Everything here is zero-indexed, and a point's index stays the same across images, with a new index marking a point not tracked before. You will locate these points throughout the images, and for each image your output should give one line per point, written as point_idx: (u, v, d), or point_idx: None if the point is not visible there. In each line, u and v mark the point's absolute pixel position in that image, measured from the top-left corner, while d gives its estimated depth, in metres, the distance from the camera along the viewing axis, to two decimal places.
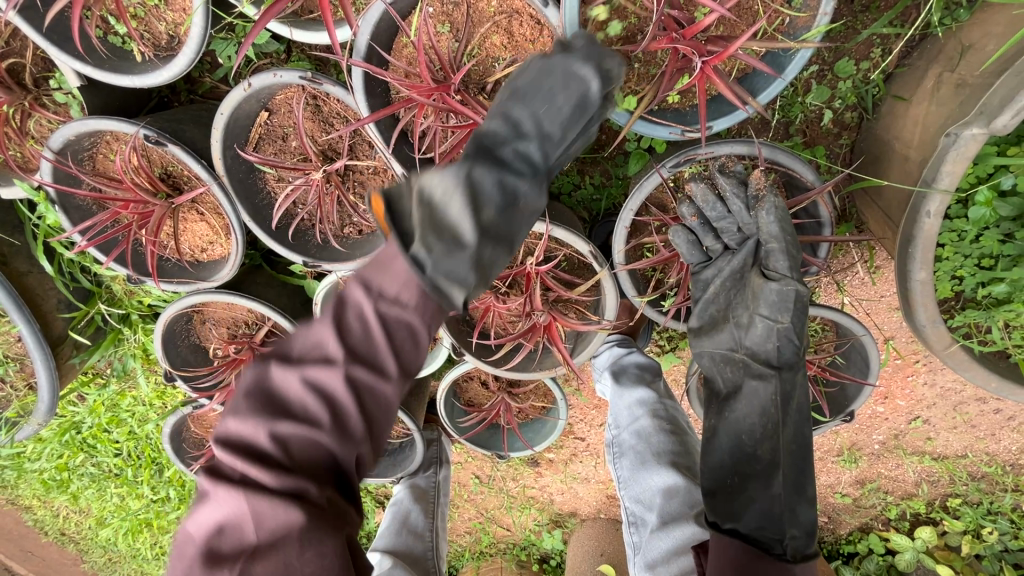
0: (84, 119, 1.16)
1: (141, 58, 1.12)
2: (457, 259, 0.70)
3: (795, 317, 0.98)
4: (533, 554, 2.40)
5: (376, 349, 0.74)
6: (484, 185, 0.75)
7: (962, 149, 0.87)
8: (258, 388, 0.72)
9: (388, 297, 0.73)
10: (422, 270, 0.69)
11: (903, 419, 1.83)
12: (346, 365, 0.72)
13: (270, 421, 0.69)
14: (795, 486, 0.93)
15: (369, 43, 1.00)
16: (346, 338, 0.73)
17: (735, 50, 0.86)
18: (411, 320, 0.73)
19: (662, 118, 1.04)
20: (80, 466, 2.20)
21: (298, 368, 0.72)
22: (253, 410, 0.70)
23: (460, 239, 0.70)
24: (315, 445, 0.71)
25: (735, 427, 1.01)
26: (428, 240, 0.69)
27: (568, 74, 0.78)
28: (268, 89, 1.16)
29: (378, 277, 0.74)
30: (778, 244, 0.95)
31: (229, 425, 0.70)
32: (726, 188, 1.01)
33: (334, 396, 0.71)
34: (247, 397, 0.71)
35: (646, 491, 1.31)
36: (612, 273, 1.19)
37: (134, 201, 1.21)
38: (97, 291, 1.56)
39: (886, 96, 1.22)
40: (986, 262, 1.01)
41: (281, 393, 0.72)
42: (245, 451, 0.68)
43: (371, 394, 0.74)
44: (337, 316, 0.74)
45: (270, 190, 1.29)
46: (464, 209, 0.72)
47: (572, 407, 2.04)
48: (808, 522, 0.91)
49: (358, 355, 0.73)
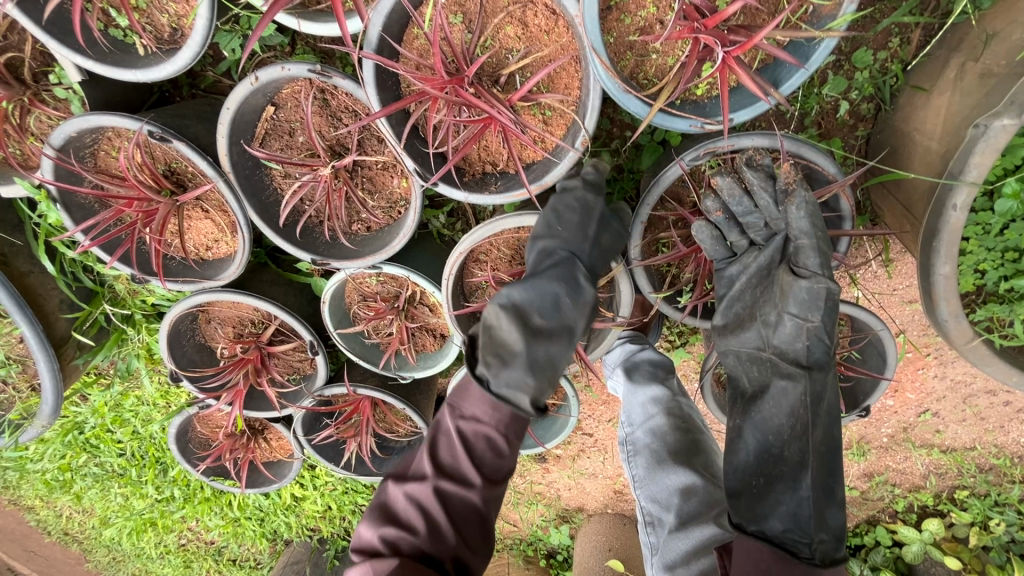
0: (85, 115, 1.13)
1: (144, 52, 1.09)
2: (512, 371, 0.94)
3: (826, 316, 0.95)
4: (540, 549, 2.40)
5: (456, 460, 0.98)
6: (528, 301, 0.98)
7: (992, 141, 0.86)
8: (380, 500, 0.99)
9: (467, 416, 0.98)
10: (487, 384, 0.93)
11: (912, 412, 1.83)
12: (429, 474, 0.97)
13: (383, 520, 0.95)
14: (825, 489, 0.92)
15: (381, 34, 0.97)
16: (438, 460, 0.99)
17: (759, 40, 0.84)
18: (487, 432, 0.97)
19: (681, 110, 1.01)
20: (83, 466, 2.18)
21: (401, 483, 0.99)
22: (383, 512, 0.97)
23: (513, 351, 0.94)
24: (420, 536, 0.91)
25: (763, 427, 1.00)
26: (487, 361, 0.94)
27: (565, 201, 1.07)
28: (275, 83, 1.13)
29: (460, 404, 1.00)
30: (808, 239, 0.94)
31: (374, 519, 0.97)
32: (752, 182, 1.00)
33: (425, 504, 0.94)
34: (380, 504, 0.99)
35: (663, 492, 1.30)
36: (626, 269, 1.17)
37: (138, 199, 1.18)
38: (99, 290, 1.53)
39: (905, 86, 1.20)
40: (1010, 255, 1.00)
41: (392, 503, 0.97)
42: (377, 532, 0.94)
43: (451, 494, 0.96)
44: (428, 442, 1.02)
45: (277, 187, 1.26)
46: (513, 335, 0.95)
47: (580, 403, 2.03)
48: (836, 526, 0.91)
49: (440, 467, 0.98)
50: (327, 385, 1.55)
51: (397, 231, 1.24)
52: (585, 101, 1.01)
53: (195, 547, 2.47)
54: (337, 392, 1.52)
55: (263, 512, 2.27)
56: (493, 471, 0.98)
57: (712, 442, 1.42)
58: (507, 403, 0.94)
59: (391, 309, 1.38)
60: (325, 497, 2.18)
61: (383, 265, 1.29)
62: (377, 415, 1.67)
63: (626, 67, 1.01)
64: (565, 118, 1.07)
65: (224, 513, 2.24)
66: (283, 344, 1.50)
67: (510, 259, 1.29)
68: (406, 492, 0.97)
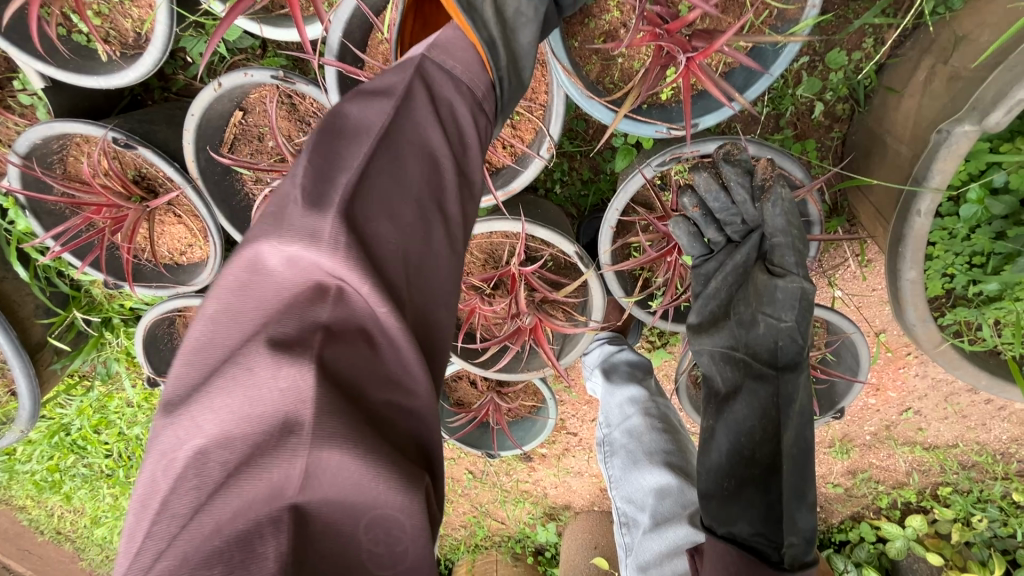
0: (50, 122, 1.12)
1: (106, 58, 1.08)
2: (515, 92, 0.77)
3: (800, 315, 0.94)
4: (527, 546, 2.41)
5: (467, 150, 0.69)
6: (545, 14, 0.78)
7: (954, 147, 0.85)
8: (361, 177, 0.57)
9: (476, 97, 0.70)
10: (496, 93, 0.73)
11: (894, 410, 1.83)
12: (447, 161, 0.65)
13: (385, 235, 0.57)
14: (794, 493, 0.89)
15: (342, 40, 0.96)
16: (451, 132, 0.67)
17: (719, 46, 0.82)
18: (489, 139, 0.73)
19: (648, 115, 1.01)
20: (71, 467, 2.19)
21: (405, 160, 0.61)
22: (365, 209, 0.56)
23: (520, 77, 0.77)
24: (432, 261, 0.62)
25: (735, 427, 0.98)
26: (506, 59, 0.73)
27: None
28: (240, 88, 1.12)
29: (453, 63, 0.70)
30: (781, 235, 0.94)
31: (346, 219, 0.53)
32: (730, 178, 0.97)
33: (439, 190, 0.64)
34: (349, 195, 0.55)
35: (639, 491, 1.31)
36: (597, 274, 1.17)
37: (107, 205, 1.18)
38: (76, 295, 1.53)
39: (878, 87, 1.19)
40: (976, 260, 1.00)
41: (388, 186, 0.59)
42: (348, 268, 0.52)
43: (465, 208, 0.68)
44: (428, 100, 0.66)
45: (248, 191, 1.26)
46: (526, 49, 0.75)
47: (564, 402, 2.03)
48: (808, 529, 0.88)
49: (453, 150, 0.66)
50: None
51: None
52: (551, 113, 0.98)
53: None
54: None
55: None
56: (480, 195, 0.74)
57: (690, 442, 1.41)
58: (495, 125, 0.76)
59: None
60: None
61: None
62: None
63: (591, 72, 1.00)
64: (533, 124, 1.06)
65: None
66: None
67: (483, 263, 1.28)
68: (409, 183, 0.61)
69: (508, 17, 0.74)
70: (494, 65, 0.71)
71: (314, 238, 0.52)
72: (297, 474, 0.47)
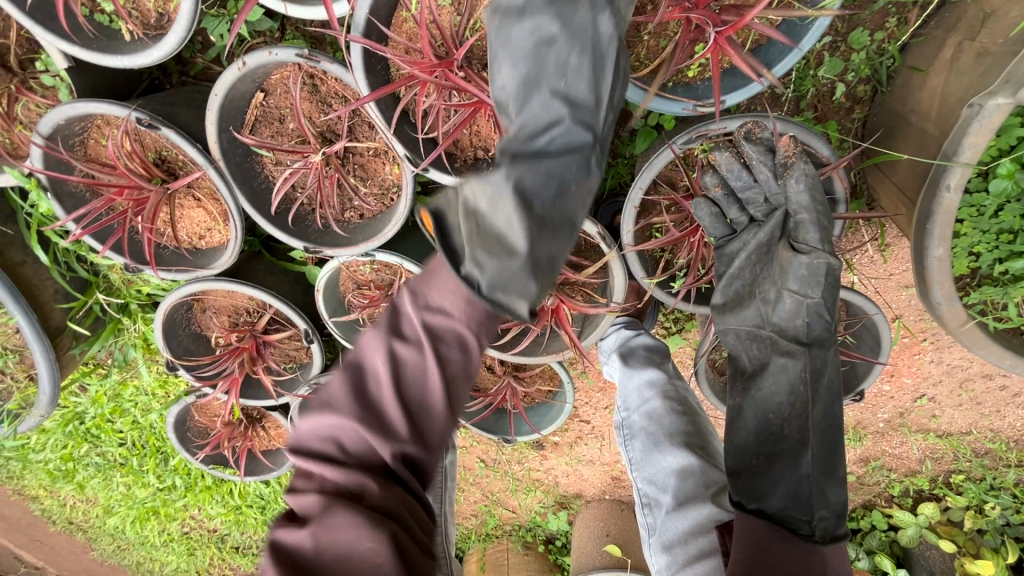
0: (72, 102, 1.12)
1: (130, 38, 1.08)
2: (510, 272, 0.75)
3: (826, 291, 0.95)
4: (538, 535, 2.41)
5: (418, 365, 0.76)
6: (531, 181, 0.79)
7: (986, 121, 0.85)
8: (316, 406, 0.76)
9: (433, 307, 0.78)
10: (473, 286, 0.74)
11: (908, 397, 1.83)
12: (387, 378, 0.75)
13: (335, 441, 0.74)
14: (825, 467, 0.92)
15: (368, 17, 0.96)
16: (396, 355, 0.76)
17: (750, 19, 0.82)
18: (458, 327, 0.77)
19: (673, 93, 1.00)
20: (85, 456, 2.19)
21: (350, 385, 0.76)
22: (317, 431, 0.75)
23: (508, 251, 0.75)
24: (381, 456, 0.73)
25: (762, 405, 0.99)
26: (476, 256, 0.74)
27: (571, 31, 0.78)
28: (263, 68, 1.12)
29: (417, 290, 0.79)
30: (806, 214, 0.93)
31: (306, 437, 0.75)
32: (752, 156, 0.97)
33: (383, 403, 0.75)
34: (308, 421, 0.75)
35: (660, 472, 1.32)
36: (619, 255, 1.17)
37: (129, 187, 1.18)
38: (94, 280, 1.54)
39: (902, 67, 1.18)
40: (1004, 237, 0.99)
41: (335, 406, 0.75)
42: (312, 459, 0.73)
43: (422, 403, 0.76)
44: (384, 329, 0.78)
45: (267, 174, 1.26)
46: (508, 226, 0.76)
47: (577, 390, 2.03)
48: (837, 503, 0.92)
49: (397, 368, 0.76)
50: (324, 372, 1.54)
51: (389, 217, 1.24)
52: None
53: (198, 535, 2.48)
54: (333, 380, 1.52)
55: (263, 500, 2.29)
56: (463, 375, 0.79)
57: (710, 426, 1.39)
58: (497, 310, 0.75)
59: (386, 297, 1.39)
60: None
61: (375, 252, 1.30)
62: None
63: None
64: None
65: (225, 501, 2.27)
66: (278, 332, 1.50)
67: None
68: (348, 397, 0.75)
69: (482, 210, 0.77)
70: (459, 267, 0.74)
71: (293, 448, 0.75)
72: (308, 539, 0.67)
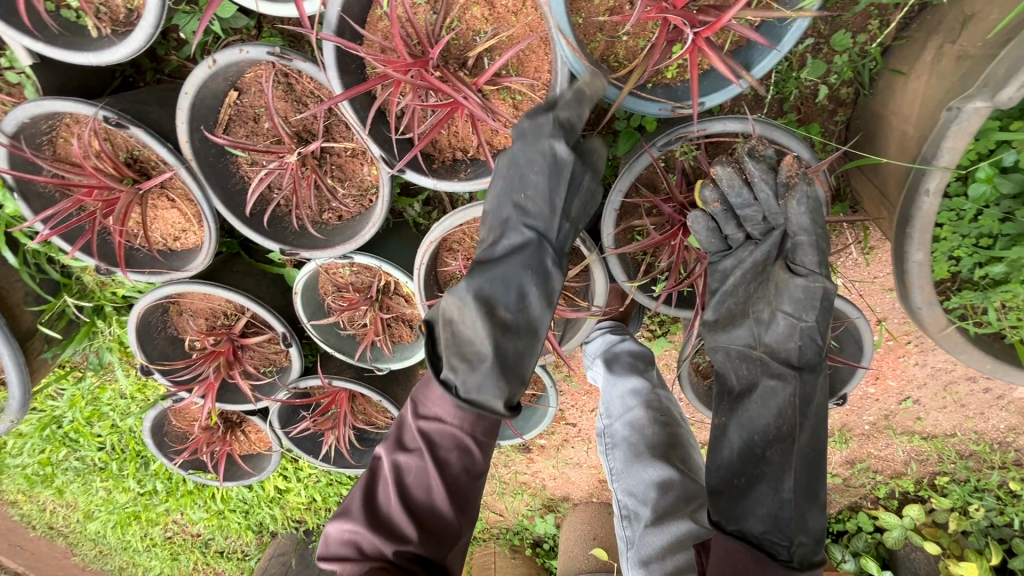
0: (38, 100, 1.09)
1: (96, 34, 1.05)
2: (480, 374, 0.93)
3: (820, 315, 0.94)
4: (526, 538, 2.40)
5: (422, 469, 0.97)
6: (493, 291, 0.97)
7: (964, 124, 0.84)
8: (343, 514, 0.96)
9: (430, 415, 0.98)
10: (454, 389, 0.94)
11: (893, 400, 1.82)
12: (394, 482, 0.97)
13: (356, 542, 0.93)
14: (808, 493, 0.91)
15: (340, 14, 0.94)
16: (400, 463, 0.98)
17: (727, 21, 0.81)
18: (453, 432, 0.96)
19: (651, 94, 0.99)
20: (64, 460, 2.16)
21: (366, 490, 0.98)
22: (342, 534, 0.94)
23: (479, 355, 0.93)
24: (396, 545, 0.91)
25: (748, 426, 0.98)
26: (453, 363, 0.94)
27: (534, 160, 0.96)
28: (235, 66, 1.09)
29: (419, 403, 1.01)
30: (806, 237, 0.92)
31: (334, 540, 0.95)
32: (754, 173, 0.93)
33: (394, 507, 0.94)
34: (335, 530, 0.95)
35: (640, 485, 1.29)
36: (601, 258, 1.15)
37: (98, 187, 1.15)
38: (66, 282, 1.50)
39: (884, 70, 1.17)
40: (984, 242, 0.99)
41: (356, 508, 0.96)
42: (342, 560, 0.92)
43: (424, 501, 0.96)
44: (392, 445, 1.01)
45: (243, 175, 1.23)
46: (477, 333, 0.94)
47: (563, 393, 2.02)
48: (816, 529, 0.91)
49: (402, 470, 0.98)
50: (303, 377, 1.52)
51: (367, 219, 1.22)
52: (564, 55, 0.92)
53: (181, 540, 2.44)
54: (312, 384, 1.49)
55: (247, 504, 2.26)
56: (464, 473, 0.97)
57: (690, 437, 1.41)
58: (475, 408, 0.94)
59: (364, 300, 1.37)
60: (310, 489, 2.18)
61: (354, 255, 1.27)
62: (355, 407, 1.64)
63: (596, 49, 0.98)
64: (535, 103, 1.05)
65: (208, 505, 2.24)
66: (256, 336, 1.48)
67: None
68: (362, 507, 0.96)
69: (455, 318, 0.97)
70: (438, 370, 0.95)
71: (326, 550, 0.95)
72: None
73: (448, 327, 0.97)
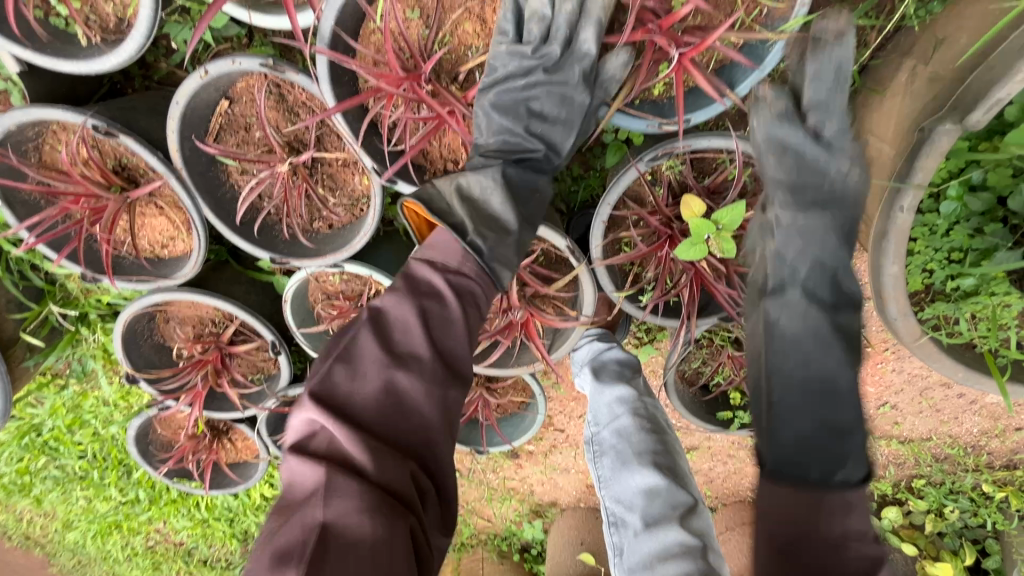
0: (24, 108, 1.08)
1: (86, 43, 1.05)
2: (503, 242, 0.96)
3: (800, 238, 0.96)
4: (513, 544, 2.40)
5: (443, 326, 0.89)
6: (512, 178, 1.00)
7: (936, 145, 0.88)
8: (342, 358, 0.83)
9: (451, 269, 0.93)
10: (480, 252, 0.93)
11: (872, 405, 1.87)
12: (412, 333, 0.86)
13: (358, 392, 0.80)
14: (820, 413, 0.90)
15: (333, 29, 0.95)
16: (421, 307, 0.88)
17: (712, 42, 0.84)
18: (472, 284, 0.94)
19: (639, 109, 1.02)
20: (43, 468, 2.11)
21: (374, 338, 0.85)
22: (339, 381, 0.80)
23: (505, 227, 0.97)
24: (413, 392, 0.83)
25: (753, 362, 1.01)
26: (480, 230, 0.94)
27: (552, 94, 0.96)
28: (226, 76, 1.10)
29: (439, 256, 0.94)
30: (773, 164, 0.94)
31: (328, 389, 0.80)
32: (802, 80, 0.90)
33: (408, 358, 0.85)
34: (328, 383, 0.80)
35: (627, 492, 1.31)
36: (589, 269, 1.17)
37: (85, 195, 1.14)
38: (50, 290, 1.48)
39: (862, 88, 1.21)
40: (955, 256, 1.04)
41: (359, 352, 0.83)
42: (333, 413, 0.78)
43: (439, 356, 0.88)
44: (409, 295, 0.89)
45: (233, 184, 1.23)
46: (499, 209, 0.97)
47: (552, 399, 2.04)
48: (842, 450, 0.87)
49: (420, 325, 0.87)
50: (291, 385, 1.52)
51: (358, 229, 1.23)
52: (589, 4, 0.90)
53: (164, 549, 2.40)
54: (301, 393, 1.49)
55: (232, 512, 2.23)
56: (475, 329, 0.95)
57: (678, 444, 1.42)
58: (491, 276, 0.96)
59: (355, 308, 1.37)
60: None
61: (344, 264, 1.28)
62: None
63: None
64: None
65: (192, 513, 2.21)
66: (244, 344, 1.47)
67: None
68: (376, 351, 0.83)
69: (474, 193, 0.97)
70: (465, 235, 0.93)
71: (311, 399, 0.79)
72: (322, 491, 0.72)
73: (467, 202, 0.96)
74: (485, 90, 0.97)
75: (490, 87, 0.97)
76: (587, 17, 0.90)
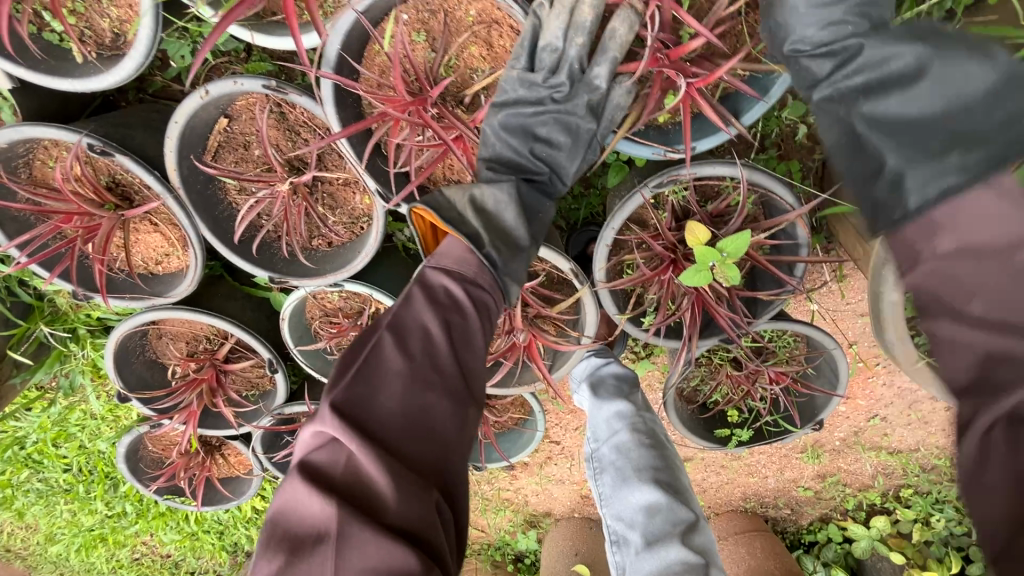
0: (15, 125, 1.05)
1: (81, 60, 1.02)
2: (515, 255, 0.94)
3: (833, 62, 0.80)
4: (507, 554, 2.40)
5: (463, 341, 0.85)
6: (525, 196, 0.98)
7: None
8: (359, 370, 0.76)
9: (470, 280, 0.88)
10: (496, 266, 0.91)
11: (862, 417, 1.90)
12: (432, 345, 0.81)
13: (379, 409, 0.73)
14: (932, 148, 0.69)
15: (339, 52, 0.94)
16: (443, 320, 0.83)
17: (720, 75, 0.85)
18: (490, 299, 0.90)
19: (644, 136, 1.03)
20: (26, 482, 2.06)
21: (396, 350, 0.78)
22: (356, 391, 0.74)
23: (519, 244, 0.95)
24: (437, 412, 0.77)
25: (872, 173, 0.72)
26: (497, 246, 0.92)
27: (559, 121, 0.96)
28: (227, 96, 1.08)
29: (458, 267, 0.89)
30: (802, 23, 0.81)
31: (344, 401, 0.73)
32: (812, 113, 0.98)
33: (428, 370, 0.79)
34: (342, 398, 0.73)
35: (628, 509, 1.32)
36: (592, 291, 1.18)
37: (78, 213, 1.12)
38: (38, 305, 1.44)
39: None
40: None
41: (377, 364, 0.76)
42: (350, 431, 0.70)
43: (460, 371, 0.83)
44: (432, 306, 0.84)
45: (231, 202, 1.21)
46: (512, 224, 0.94)
47: (548, 411, 2.04)
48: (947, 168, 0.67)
49: (442, 335, 0.82)
50: (287, 403, 1.49)
51: (358, 248, 1.22)
52: (603, 40, 0.89)
53: (150, 561, 2.35)
54: (298, 411, 1.47)
55: (222, 525, 2.20)
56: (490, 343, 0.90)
57: (676, 459, 1.43)
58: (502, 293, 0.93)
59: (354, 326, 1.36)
60: None
61: (344, 282, 1.27)
62: None
63: None
64: None
65: (181, 527, 2.17)
66: (239, 361, 1.45)
67: None
68: (396, 364, 0.77)
69: (488, 207, 0.94)
70: (480, 247, 0.90)
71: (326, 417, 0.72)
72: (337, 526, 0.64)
73: (481, 215, 0.93)
74: (496, 110, 0.96)
75: (500, 108, 0.96)
76: (602, 51, 0.90)
